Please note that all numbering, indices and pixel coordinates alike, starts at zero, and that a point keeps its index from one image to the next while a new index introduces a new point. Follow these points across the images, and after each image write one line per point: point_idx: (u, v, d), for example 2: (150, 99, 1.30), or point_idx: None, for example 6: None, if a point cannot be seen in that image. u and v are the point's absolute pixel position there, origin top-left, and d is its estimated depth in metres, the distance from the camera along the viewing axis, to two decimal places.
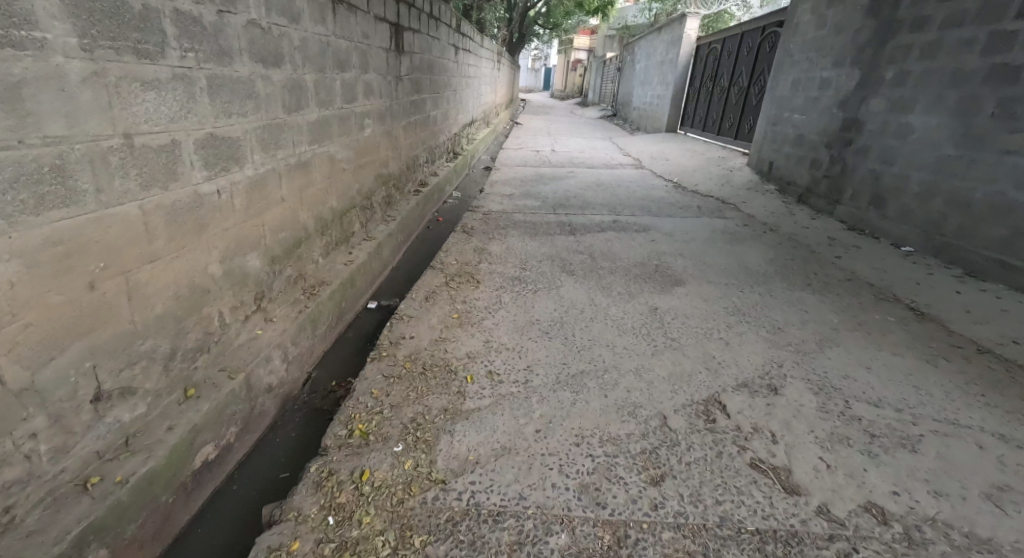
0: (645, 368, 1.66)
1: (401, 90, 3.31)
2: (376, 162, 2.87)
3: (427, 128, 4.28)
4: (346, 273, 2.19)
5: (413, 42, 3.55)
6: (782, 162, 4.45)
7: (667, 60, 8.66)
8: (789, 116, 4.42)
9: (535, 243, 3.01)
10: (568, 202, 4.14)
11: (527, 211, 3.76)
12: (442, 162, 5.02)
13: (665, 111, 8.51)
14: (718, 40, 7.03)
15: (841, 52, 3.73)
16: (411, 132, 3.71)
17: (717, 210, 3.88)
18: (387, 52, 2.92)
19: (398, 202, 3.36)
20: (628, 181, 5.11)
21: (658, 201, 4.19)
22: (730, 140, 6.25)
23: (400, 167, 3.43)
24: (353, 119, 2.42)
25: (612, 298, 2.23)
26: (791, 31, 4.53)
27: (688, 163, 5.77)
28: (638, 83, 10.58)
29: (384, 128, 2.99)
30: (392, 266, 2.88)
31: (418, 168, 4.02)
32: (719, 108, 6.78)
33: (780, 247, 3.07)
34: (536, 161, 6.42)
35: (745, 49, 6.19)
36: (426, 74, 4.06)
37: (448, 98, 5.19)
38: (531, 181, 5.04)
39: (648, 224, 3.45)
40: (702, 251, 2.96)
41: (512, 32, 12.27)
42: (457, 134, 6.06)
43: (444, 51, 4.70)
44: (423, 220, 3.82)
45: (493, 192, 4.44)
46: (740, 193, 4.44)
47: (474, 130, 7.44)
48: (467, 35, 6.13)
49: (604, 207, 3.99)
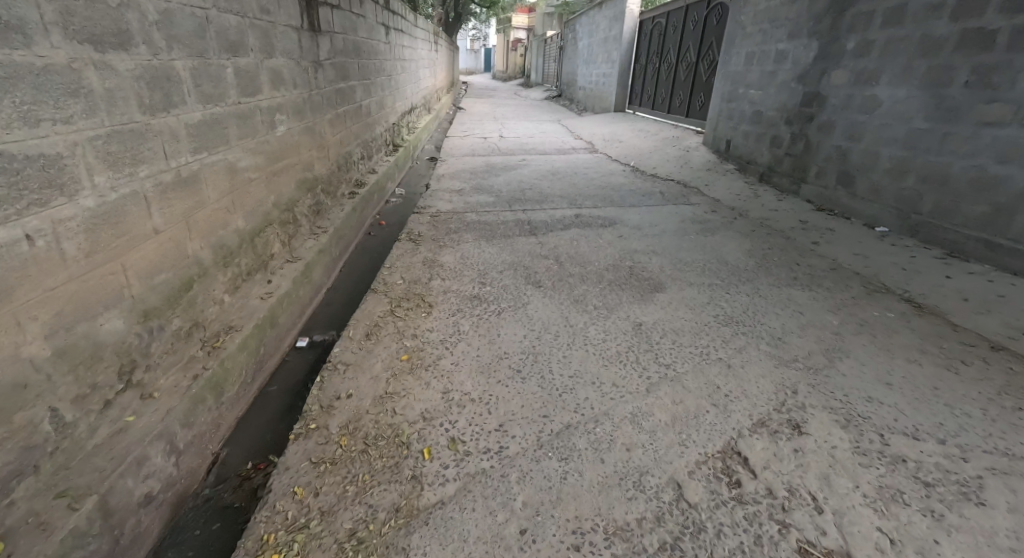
0: (641, 412, 1.35)
1: (321, 78, 2.84)
2: (296, 166, 2.43)
3: (359, 120, 3.81)
4: (262, 310, 1.77)
5: (332, 21, 3.07)
6: (739, 140, 4.26)
7: (610, 37, 8.39)
8: (743, 92, 4.22)
9: (490, 249, 2.65)
10: (523, 196, 3.79)
11: (479, 210, 3.38)
12: (381, 156, 4.56)
13: (612, 90, 8.26)
14: (663, 14, 6.79)
15: (795, 22, 3.53)
16: (339, 126, 3.25)
17: (681, 196, 3.64)
18: (298, 33, 2.45)
19: (330, 208, 2.91)
20: (583, 167, 4.81)
21: (618, 189, 3.92)
22: (682, 118, 6.05)
23: (328, 168, 2.97)
24: (256, 116, 1.96)
25: (587, 314, 1.91)
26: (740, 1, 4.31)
27: (643, 144, 5.53)
28: (582, 62, 10.28)
29: (303, 124, 2.53)
30: (326, 288, 2.46)
31: (352, 166, 3.55)
32: (668, 86, 6.58)
33: (755, 233, 2.81)
34: (484, 149, 6.02)
35: (691, 23, 5.97)
36: (353, 59, 3.58)
37: (383, 86, 4.70)
38: (482, 173, 4.66)
39: (612, 217, 3.16)
40: (675, 245, 2.69)
41: (448, 13, 11.66)
42: (397, 123, 5.58)
43: (372, 32, 4.21)
44: (362, 225, 3.38)
45: (441, 188, 4.04)
46: (701, 175, 4.21)
47: (415, 118, 6.96)
48: (399, 14, 5.61)
49: (561, 199, 3.68)
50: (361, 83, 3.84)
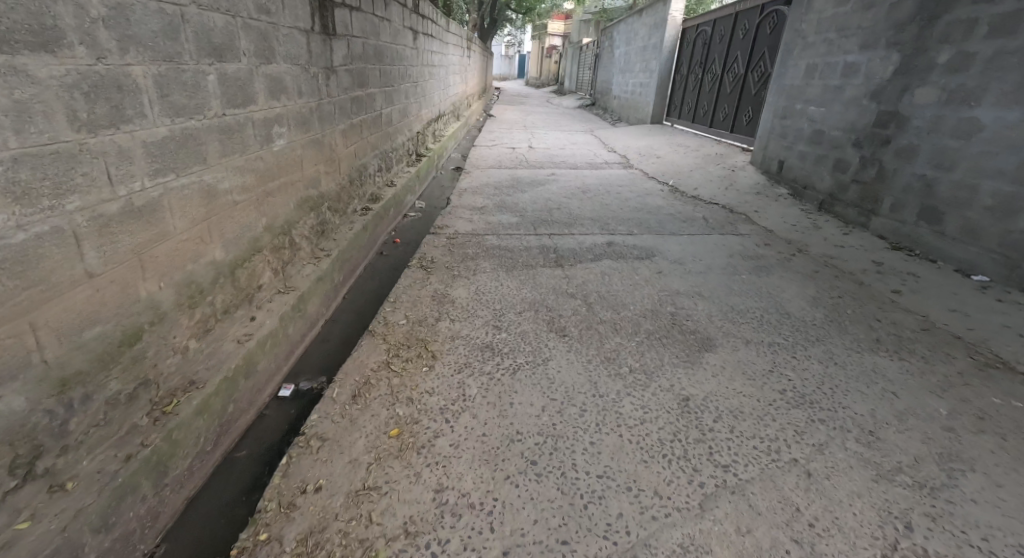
0: (692, 546, 1.05)
1: (331, 85, 2.59)
2: (295, 183, 2.16)
3: (377, 130, 3.55)
4: (238, 357, 1.48)
5: (349, 23, 2.82)
6: (794, 162, 3.85)
7: (649, 45, 8.02)
8: (800, 108, 3.80)
9: (509, 283, 2.34)
10: (549, 217, 3.47)
11: (500, 232, 3.09)
12: (401, 166, 4.32)
13: (649, 101, 7.87)
14: (708, 22, 6.38)
15: (868, 32, 3.12)
16: (352, 137, 3.00)
17: (728, 224, 3.26)
18: (305, 35, 2.19)
19: (336, 228, 2.65)
20: (617, 185, 4.46)
21: (656, 212, 3.56)
22: (726, 134, 5.64)
23: (337, 183, 2.71)
24: (246, 129, 1.70)
25: (621, 380, 1.57)
26: (800, 8, 3.90)
27: (683, 160, 5.15)
28: (617, 71, 9.92)
29: (306, 136, 2.28)
30: (325, 321, 2.20)
31: (366, 179, 3.30)
32: (711, 98, 6.17)
33: (818, 276, 2.43)
34: (511, 160, 5.73)
35: (741, 33, 5.56)
36: (372, 65, 3.33)
37: (406, 93, 4.46)
38: (507, 187, 4.37)
39: (649, 248, 2.81)
40: (725, 285, 2.32)
41: (482, 18, 11.46)
42: (421, 132, 5.33)
43: (397, 36, 3.96)
44: (373, 244, 3.12)
45: (462, 204, 3.77)
46: (749, 199, 3.82)
47: (442, 127, 6.72)
48: (428, 17, 5.37)
49: (592, 222, 3.34)
50: (381, 90, 3.59)
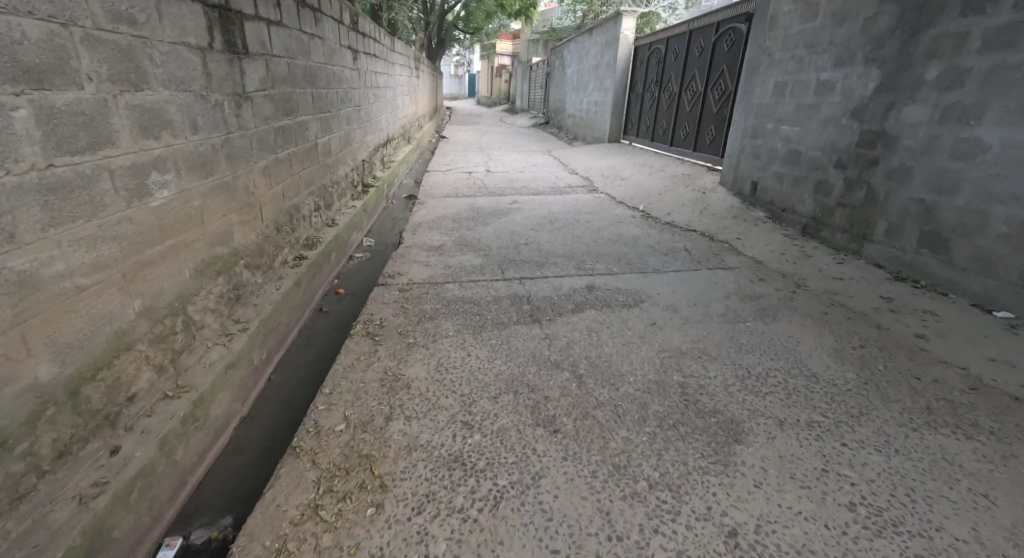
0: None
1: (245, 116, 2.12)
2: (189, 241, 1.69)
3: (312, 164, 3.08)
4: (74, 534, 1.04)
5: (266, 37, 2.37)
6: (768, 184, 3.63)
7: (603, 63, 7.85)
8: (771, 128, 3.59)
9: (476, 353, 1.92)
10: (515, 255, 3.08)
11: (460, 278, 2.67)
12: (345, 201, 3.84)
13: (605, 119, 7.68)
14: (662, 40, 6.23)
15: (843, 48, 2.91)
16: (279, 175, 2.52)
17: (711, 255, 2.97)
18: (198, 54, 1.76)
19: (258, 289, 2.16)
20: (584, 212, 4.14)
21: (632, 244, 3.24)
22: (688, 152, 5.45)
23: (257, 234, 2.23)
24: (98, 181, 1.28)
25: (642, 506, 1.18)
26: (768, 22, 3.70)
27: (649, 182, 4.90)
28: (570, 89, 9.75)
29: (206, 182, 1.80)
30: (237, 421, 1.71)
31: (300, 222, 2.82)
32: (670, 116, 6.00)
33: (830, 317, 2.10)
34: (468, 186, 5.34)
35: (696, 50, 5.40)
36: (301, 90, 2.87)
37: (347, 119, 4.00)
38: (466, 220, 3.96)
39: (633, 291, 2.46)
40: (729, 337, 1.97)
41: (430, 37, 11.11)
42: (368, 160, 4.87)
43: (332, 56, 3.51)
44: (311, 300, 2.64)
45: (417, 243, 3.32)
46: (726, 224, 3.56)
47: (393, 152, 6.30)
48: (370, 35, 4.95)
49: (564, 259, 2.98)
50: (314, 119, 3.12)
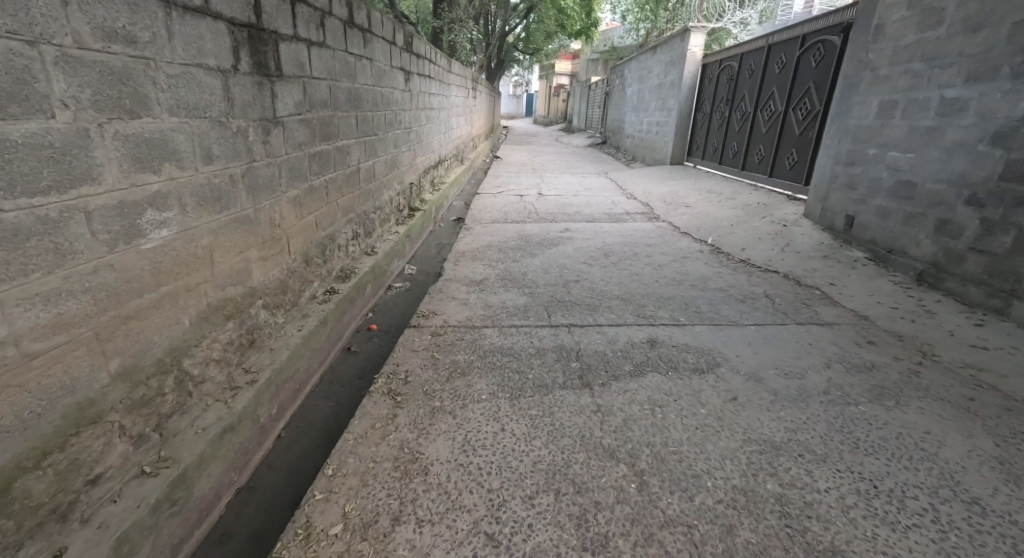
0: None
1: (274, 142, 1.92)
2: (195, 283, 1.46)
3: (351, 190, 2.90)
4: None
5: (306, 59, 2.17)
6: (868, 219, 3.11)
7: (666, 83, 7.45)
8: (873, 155, 3.09)
9: (513, 426, 1.60)
10: (564, 294, 2.75)
11: (500, 321, 2.37)
12: (386, 226, 3.66)
13: (667, 141, 7.24)
14: (735, 57, 5.77)
15: (981, 58, 2.48)
16: (311, 203, 2.33)
17: (801, 306, 2.51)
18: (218, 76, 1.52)
19: (276, 332, 1.94)
20: (645, 244, 3.75)
21: (702, 285, 2.82)
22: (762, 179, 4.95)
23: (281, 269, 2.01)
24: (67, 224, 1.08)
25: None
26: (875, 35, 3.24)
27: (717, 210, 4.45)
28: (630, 110, 9.40)
29: (219, 218, 1.57)
30: (230, 496, 1.48)
31: (333, 252, 2.62)
32: (741, 139, 5.52)
33: (956, 409, 1.67)
34: (519, 211, 5.07)
35: (775, 67, 4.92)
36: (344, 113, 2.70)
37: (393, 141, 3.84)
38: (514, 249, 3.69)
39: (705, 350, 2.06)
40: (837, 429, 1.58)
41: (488, 58, 11.08)
42: (416, 182, 4.71)
43: (380, 77, 3.36)
44: (339, 339, 2.41)
45: (459, 275, 3.08)
46: (816, 265, 3.07)
47: (443, 173, 6.15)
48: (423, 55, 4.82)
49: (621, 302, 2.61)
50: (357, 143, 2.95)
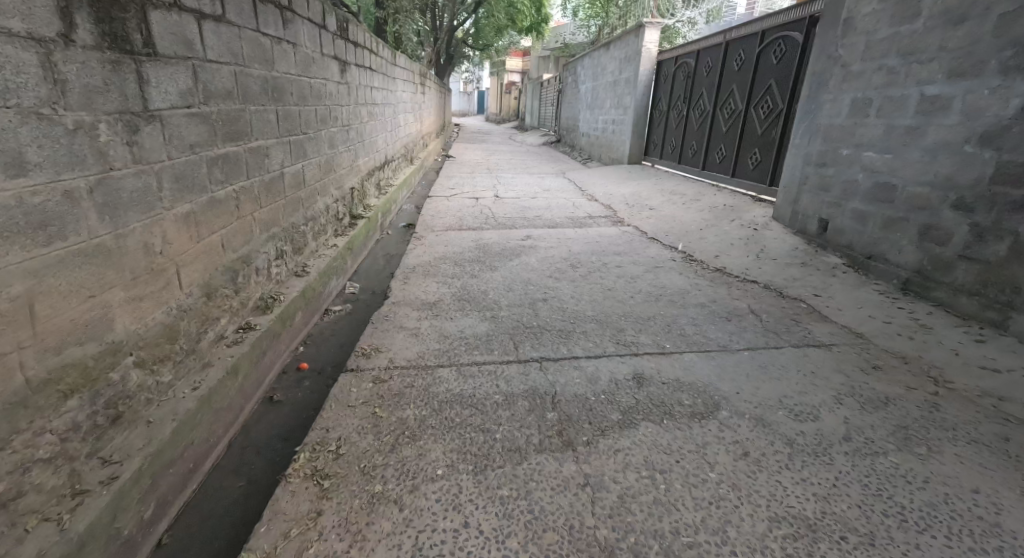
0: None
1: (143, 144, 1.49)
2: (8, 347, 1.08)
3: (270, 200, 2.42)
4: None
5: (193, 37, 1.74)
6: (845, 224, 2.92)
7: (622, 79, 7.23)
8: (848, 156, 2.91)
9: (478, 519, 1.24)
10: (530, 317, 2.39)
11: (455, 359, 1.97)
12: (323, 238, 3.19)
13: (625, 139, 7.03)
14: (692, 53, 5.59)
15: (964, 53, 2.28)
16: (208, 222, 1.86)
17: (791, 321, 2.25)
18: (34, 50, 1.14)
19: (161, 396, 1.51)
20: (613, 251, 3.46)
21: (680, 301, 2.54)
22: (725, 179, 4.78)
23: (162, 311, 1.58)
24: None
25: None
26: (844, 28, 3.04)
27: (682, 212, 4.22)
28: (585, 107, 9.16)
29: (48, 253, 1.17)
30: None
31: (246, 277, 2.14)
32: (701, 137, 5.34)
33: (999, 457, 1.42)
34: (474, 216, 4.67)
35: (734, 64, 4.75)
36: (255, 108, 2.23)
37: (328, 141, 3.36)
38: (471, 261, 3.29)
39: (700, 386, 1.75)
40: (874, 493, 1.28)
41: (436, 53, 10.61)
42: (358, 186, 4.23)
43: (306, 66, 2.88)
44: (255, 388, 1.96)
45: (407, 296, 2.66)
46: (794, 273, 2.84)
47: (391, 174, 5.68)
48: (361, 44, 4.33)
49: (595, 325, 2.27)
50: (277, 145, 2.48)
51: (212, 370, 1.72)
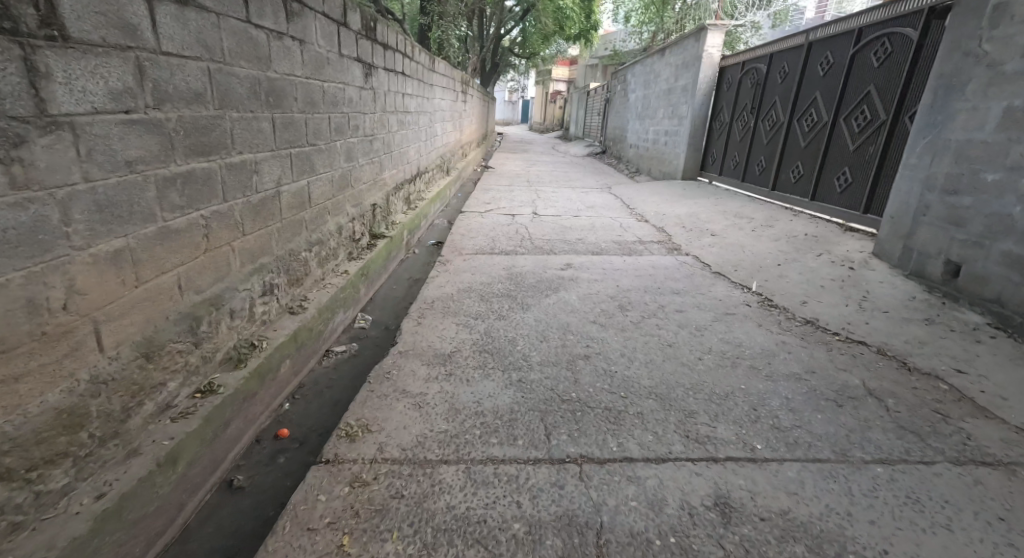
0: None
1: (34, 163, 1.08)
2: None
3: (258, 226, 1.96)
4: None
5: (139, 20, 1.29)
6: (988, 270, 2.32)
7: (678, 87, 6.61)
8: (994, 183, 2.32)
9: None
10: (568, 383, 1.86)
11: (463, 453, 1.46)
12: (332, 264, 2.77)
13: (678, 152, 6.41)
14: (764, 57, 4.95)
15: None
16: (156, 260, 1.39)
17: (935, 416, 1.69)
18: None
19: (43, 514, 1.08)
20: (670, 289, 2.89)
21: (767, 372, 1.96)
22: (801, 202, 4.12)
23: (61, 388, 1.13)
24: None
25: None
26: (1001, 19, 2.35)
27: (752, 240, 3.59)
28: (634, 117, 8.57)
29: None
30: None
31: (218, 323, 1.67)
32: (771, 152, 4.69)
33: None
34: (509, 237, 4.19)
35: (818, 68, 4.10)
36: (240, 115, 1.74)
37: (344, 153, 2.95)
38: (500, 294, 2.81)
39: (823, 530, 1.22)
40: None
41: (480, 61, 10.26)
42: (382, 201, 3.83)
43: (318, 68, 2.46)
44: (209, 472, 1.49)
45: (421, 343, 2.19)
46: (914, 332, 2.26)
47: (422, 186, 5.27)
48: (393, 46, 3.93)
49: (656, 405, 1.73)
50: (270, 159, 2.02)
51: (135, 463, 1.25)
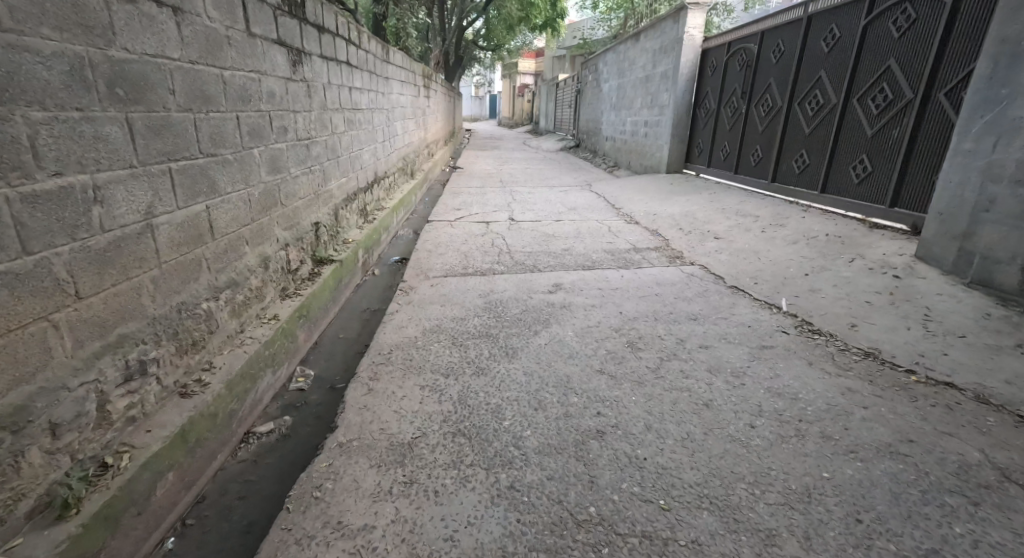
0: None
1: None
2: None
3: (101, 282, 1.33)
4: None
5: None
6: None
7: (656, 74, 6.11)
8: None
9: None
10: (582, 490, 1.28)
11: None
12: (255, 308, 2.13)
13: (661, 144, 5.90)
14: (754, 35, 4.44)
15: None
16: None
17: None
18: None
19: None
20: (685, 313, 2.34)
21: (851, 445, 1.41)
22: (810, 195, 3.63)
23: None
24: None
25: None
26: None
27: (765, 243, 3.09)
28: (609, 108, 8.05)
29: None
30: None
31: (21, 453, 1.11)
32: (769, 141, 4.19)
33: None
34: (482, 251, 3.58)
35: (821, 43, 3.60)
36: (45, 113, 1.19)
37: (266, 162, 2.31)
38: (476, 335, 2.21)
39: None
40: None
41: (442, 54, 9.61)
42: (328, 216, 3.18)
43: (206, 51, 1.82)
44: None
45: (372, 426, 1.59)
46: (1011, 367, 1.70)
47: (382, 194, 4.62)
48: (332, 29, 3.28)
49: (717, 522, 1.17)
50: (116, 182, 1.38)
51: None
